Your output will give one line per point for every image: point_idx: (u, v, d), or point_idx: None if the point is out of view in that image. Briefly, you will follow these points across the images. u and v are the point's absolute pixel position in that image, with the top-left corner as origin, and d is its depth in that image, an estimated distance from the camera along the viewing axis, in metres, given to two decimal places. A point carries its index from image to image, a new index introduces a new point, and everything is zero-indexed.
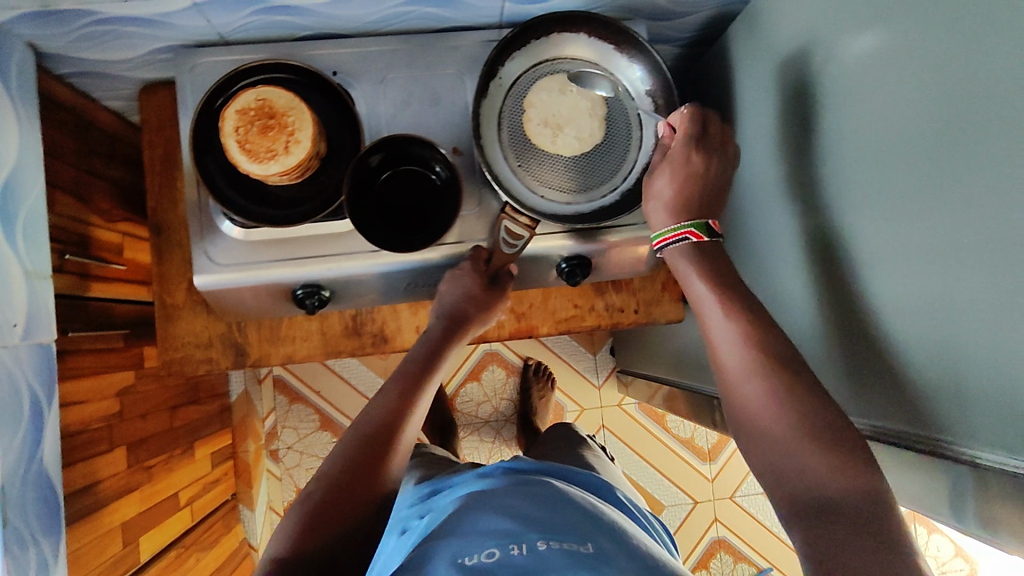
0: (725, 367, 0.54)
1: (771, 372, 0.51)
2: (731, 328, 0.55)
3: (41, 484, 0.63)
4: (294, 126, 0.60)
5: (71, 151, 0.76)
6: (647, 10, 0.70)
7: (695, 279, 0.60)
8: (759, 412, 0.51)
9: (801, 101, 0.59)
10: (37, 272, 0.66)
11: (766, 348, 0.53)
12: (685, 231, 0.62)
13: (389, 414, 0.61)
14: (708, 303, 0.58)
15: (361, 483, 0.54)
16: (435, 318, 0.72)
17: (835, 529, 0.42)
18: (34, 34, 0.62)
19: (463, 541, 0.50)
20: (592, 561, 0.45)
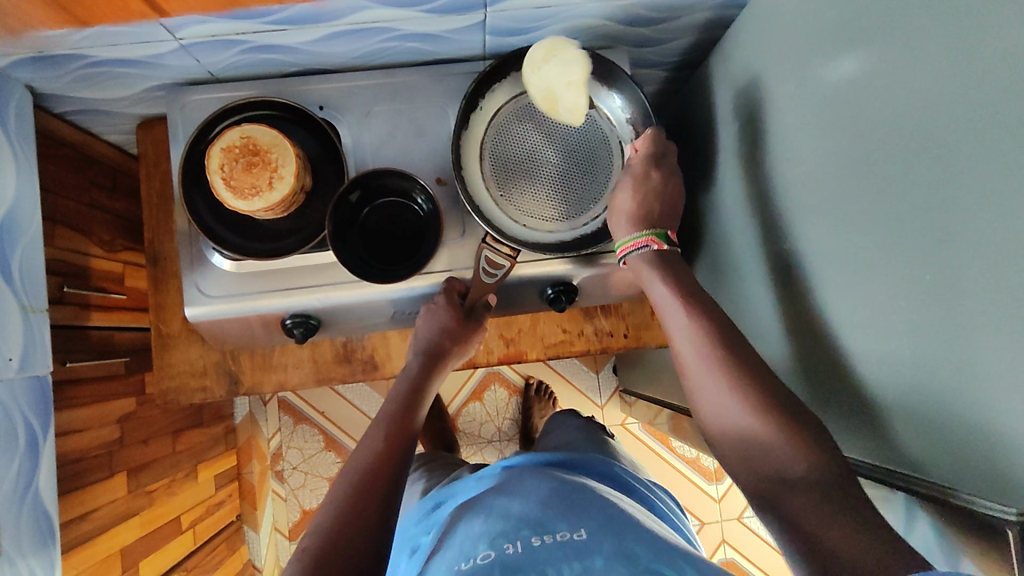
0: (689, 368, 0.57)
1: (726, 369, 0.54)
2: (689, 332, 0.57)
3: (35, 513, 0.64)
4: (277, 162, 0.62)
5: (72, 185, 0.78)
6: (628, 38, 0.71)
7: (655, 283, 0.62)
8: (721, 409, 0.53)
9: (779, 129, 0.59)
10: (34, 305, 0.68)
11: (727, 349, 0.55)
12: (645, 238, 0.64)
13: (381, 454, 0.60)
14: (670, 309, 0.60)
15: (365, 524, 0.52)
16: (413, 355, 0.71)
17: (802, 512, 0.44)
18: (32, 77, 0.65)
19: (458, 550, 0.51)
20: (584, 552, 0.46)
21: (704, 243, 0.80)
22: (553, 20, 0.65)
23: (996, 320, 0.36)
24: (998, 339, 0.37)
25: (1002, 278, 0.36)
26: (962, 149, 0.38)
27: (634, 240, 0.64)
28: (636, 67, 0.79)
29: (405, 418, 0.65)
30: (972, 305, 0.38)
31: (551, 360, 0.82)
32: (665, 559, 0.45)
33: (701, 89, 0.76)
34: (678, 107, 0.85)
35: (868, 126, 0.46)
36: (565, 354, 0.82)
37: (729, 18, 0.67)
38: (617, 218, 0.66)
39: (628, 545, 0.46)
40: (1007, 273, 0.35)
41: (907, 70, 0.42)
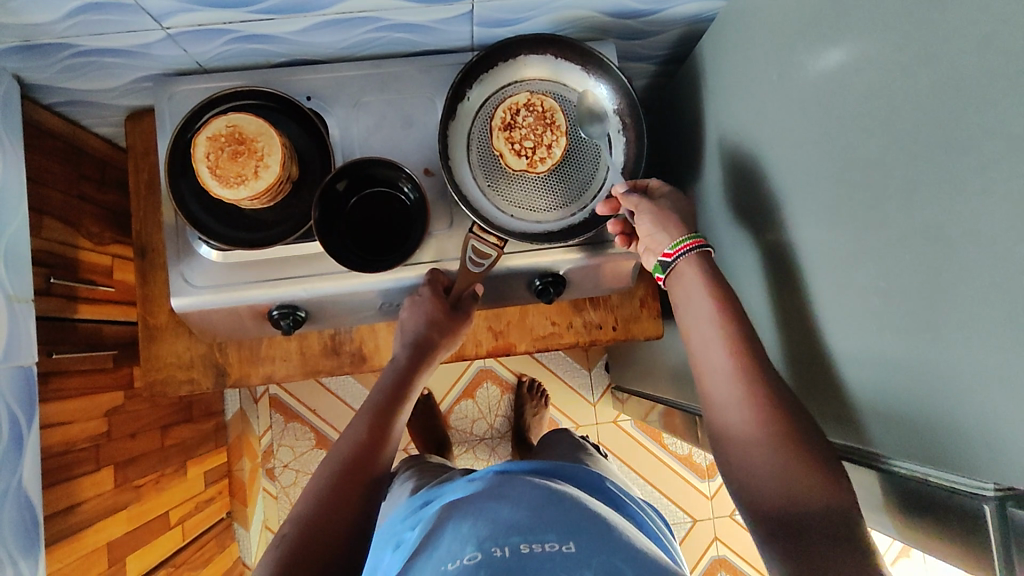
0: (714, 391, 0.55)
1: (763, 404, 0.51)
2: (722, 355, 0.55)
3: (19, 504, 0.64)
4: (263, 151, 0.62)
5: (60, 177, 0.78)
6: (616, 30, 0.71)
7: (701, 296, 0.58)
8: (745, 430, 0.51)
9: (764, 118, 0.59)
10: (19, 296, 0.67)
11: (755, 378, 0.53)
12: (691, 242, 0.61)
13: (360, 447, 0.59)
14: (704, 323, 0.57)
15: (336, 523, 0.53)
16: (400, 347, 0.71)
17: (814, 549, 0.44)
18: (19, 66, 0.64)
19: (443, 551, 0.50)
20: (573, 566, 0.45)
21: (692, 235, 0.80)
22: (541, 11, 0.65)
23: (975, 299, 0.36)
24: (979, 320, 0.37)
25: (980, 258, 0.36)
26: (942, 131, 0.38)
27: (684, 242, 0.61)
28: (625, 60, 0.79)
29: (388, 412, 0.64)
30: (953, 286, 0.38)
31: (540, 353, 0.82)
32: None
33: (689, 81, 0.76)
34: (666, 100, 0.85)
35: (850, 111, 0.47)
36: (553, 347, 0.82)
37: (715, 9, 0.68)
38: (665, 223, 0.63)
39: (617, 564, 0.45)
40: (987, 252, 0.35)
41: (888, 53, 0.42)
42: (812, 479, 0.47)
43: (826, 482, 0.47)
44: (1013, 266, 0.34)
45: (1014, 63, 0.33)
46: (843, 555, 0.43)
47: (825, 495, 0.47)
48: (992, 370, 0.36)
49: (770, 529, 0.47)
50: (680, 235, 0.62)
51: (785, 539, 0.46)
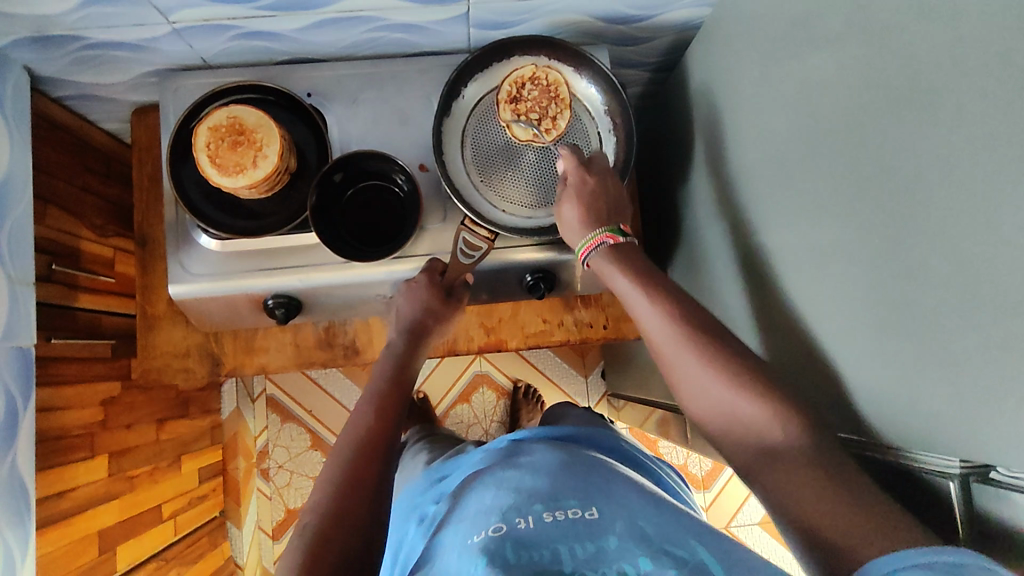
0: (656, 341, 0.55)
1: (699, 342, 0.53)
2: (655, 307, 0.56)
3: (12, 482, 0.65)
4: (262, 142, 0.64)
5: (66, 168, 0.80)
6: (608, 35, 0.73)
7: (616, 275, 0.60)
8: (697, 394, 0.52)
9: (747, 118, 0.60)
10: (21, 279, 0.69)
11: (689, 319, 0.54)
12: (600, 238, 0.61)
13: (375, 428, 0.60)
14: (633, 298, 0.58)
15: (365, 500, 0.54)
16: (394, 333, 0.71)
17: (789, 482, 0.44)
18: (30, 58, 0.67)
19: (468, 519, 0.50)
20: (597, 530, 0.46)
21: (682, 237, 0.82)
22: (534, 13, 0.68)
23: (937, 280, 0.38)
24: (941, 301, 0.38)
25: (940, 241, 0.37)
26: (906, 119, 0.39)
27: (588, 244, 0.62)
28: (618, 65, 0.81)
29: (396, 393, 0.66)
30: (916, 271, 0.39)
31: (530, 349, 0.83)
32: (679, 537, 0.45)
33: (680, 86, 0.78)
34: (659, 106, 0.87)
35: (825, 106, 0.48)
36: (544, 344, 0.83)
37: (704, 15, 0.70)
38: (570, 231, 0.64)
39: (640, 524, 0.47)
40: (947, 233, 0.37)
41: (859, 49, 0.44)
42: (760, 412, 0.48)
43: (774, 415, 0.47)
44: (970, 245, 0.35)
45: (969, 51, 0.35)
46: (823, 490, 0.42)
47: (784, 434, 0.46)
48: (956, 349, 0.37)
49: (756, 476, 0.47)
50: (585, 235, 0.63)
51: (768, 483, 0.45)
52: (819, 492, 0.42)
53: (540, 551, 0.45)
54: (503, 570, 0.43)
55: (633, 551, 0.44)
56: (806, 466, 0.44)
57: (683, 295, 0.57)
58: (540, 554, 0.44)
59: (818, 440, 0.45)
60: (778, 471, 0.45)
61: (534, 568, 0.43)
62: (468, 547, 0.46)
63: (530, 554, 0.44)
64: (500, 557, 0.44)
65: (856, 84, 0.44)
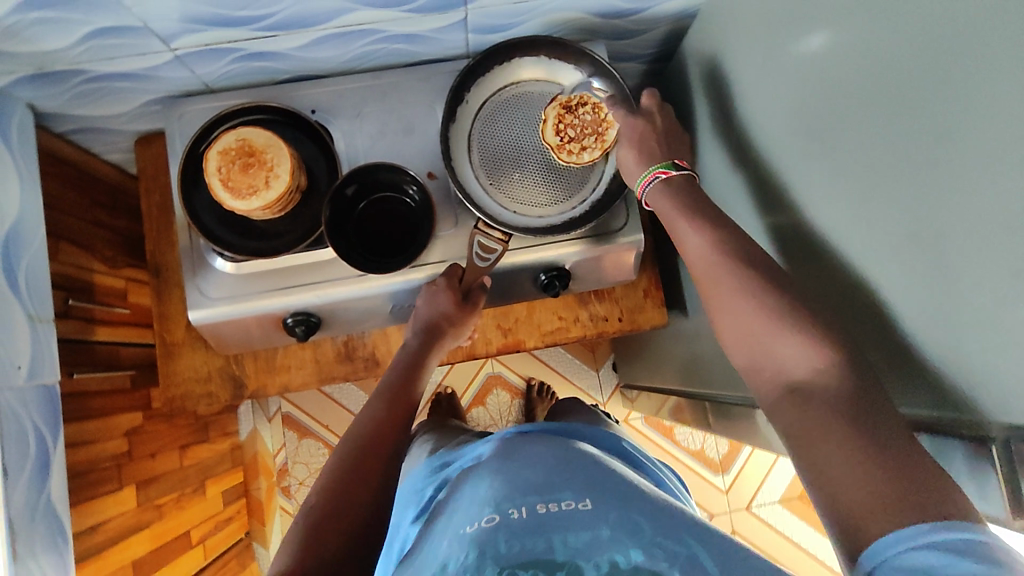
0: (697, 272, 0.54)
1: (739, 275, 0.50)
2: (698, 238, 0.54)
3: (50, 519, 0.65)
4: (272, 162, 0.64)
5: (74, 203, 0.80)
6: (605, 30, 0.74)
7: (667, 210, 0.57)
8: (740, 322, 0.49)
9: (752, 102, 0.61)
10: (41, 316, 0.69)
11: (736, 255, 0.51)
12: (653, 173, 0.60)
13: (375, 426, 0.61)
14: (682, 228, 0.55)
15: (354, 498, 0.54)
16: (411, 333, 0.73)
17: (811, 421, 0.42)
18: (33, 95, 0.67)
19: (466, 511, 0.51)
20: (591, 519, 0.46)
21: None
22: (532, 14, 0.68)
23: None
24: None
25: None
26: None
27: (642, 180, 0.62)
28: (615, 60, 0.81)
29: (402, 391, 0.67)
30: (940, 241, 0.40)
31: (548, 347, 0.84)
32: (672, 531, 0.45)
33: (679, 75, 0.78)
34: (658, 96, 0.87)
35: None
36: (561, 341, 0.83)
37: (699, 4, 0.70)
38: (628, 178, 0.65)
39: (634, 516, 0.47)
40: None
41: None
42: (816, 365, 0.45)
43: (819, 358, 0.45)
44: None
45: None
46: (853, 441, 0.39)
47: (835, 379, 0.43)
48: None
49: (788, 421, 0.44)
50: (642, 171, 0.62)
51: (799, 430, 0.43)
52: (855, 446, 0.39)
53: (537, 541, 0.45)
54: (498, 563, 0.44)
55: (626, 543, 0.44)
56: (850, 418, 0.41)
57: (739, 230, 0.54)
58: (536, 544, 0.45)
59: (859, 388, 0.43)
60: (815, 420, 0.42)
61: (529, 556, 0.44)
62: (463, 537, 0.47)
63: (525, 544, 0.45)
64: (496, 547, 0.45)
65: (852, 64, 0.44)
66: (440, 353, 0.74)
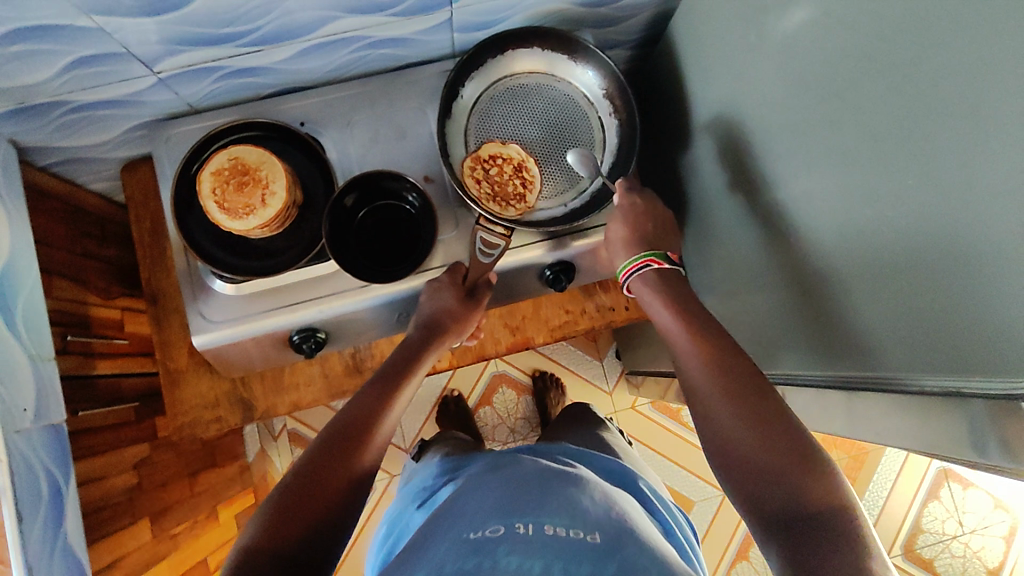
0: (695, 385, 0.56)
1: (736, 399, 0.52)
2: (696, 352, 0.57)
3: (68, 560, 0.64)
4: (267, 179, 0.63)
5: (64, 237, 0.79)
6: (591, 20, 0.74)
7: (660, 307, 0.61)
8: (732, 436, 0.51)
9: (746, 80, 0.61)
10: (41, 355, 0.68)
11: (730, 376, 0.54)
12: (643, 260, 0.64)
13: (364, 416, 0.61)
14: (673, 332, 0.59)
15: (336, 477, 0.55)
16: (412, 329, 0.70)
17: (821, 546, 0.43)
18: (15, 130, 0.65)
19: (466, 520, 0.52)
20: (597, 557, 0.46)
21: (689, 208, 0.82)
22: (518, 9, 0.68)
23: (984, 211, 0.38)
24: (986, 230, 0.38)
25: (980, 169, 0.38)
26: (923, 57, 0.40)
27: (633, 263, 0.65)
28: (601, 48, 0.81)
29: (398, 386, 0.65)
30: (951, 205, 0.40)
31: (558, 342, 0.83)
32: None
33: (667, 59, 0.78)
34: (646, 82, 0.87)
35: (832, 57, 0.49)
36: (570, 334, 0.83)
37: None
38: (615, 249, 0.67)
39: (639, 560, 0.46)
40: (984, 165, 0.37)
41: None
42: (807, 475, 0.47)
43: (822, 482, 0.47)
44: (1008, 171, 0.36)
45: None
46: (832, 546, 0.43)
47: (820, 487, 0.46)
48: None
49: (770, 525, 0.47)
50: (631, 256, 0.65)
51: (792, 540, 0.45)
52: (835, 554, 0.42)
53: (533, 560, 0.45)
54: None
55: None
56: (834, 530, 0.44)
57: (730, 348, 0.56)
58: (531, 564, 0.45)
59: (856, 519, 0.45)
60: (810, 538, 0.44)
61: (518, 572, 0.44)
62: (461, 543, 0.48)
63: (518, 563, 0.45)
64: (489, 558, 0.46)
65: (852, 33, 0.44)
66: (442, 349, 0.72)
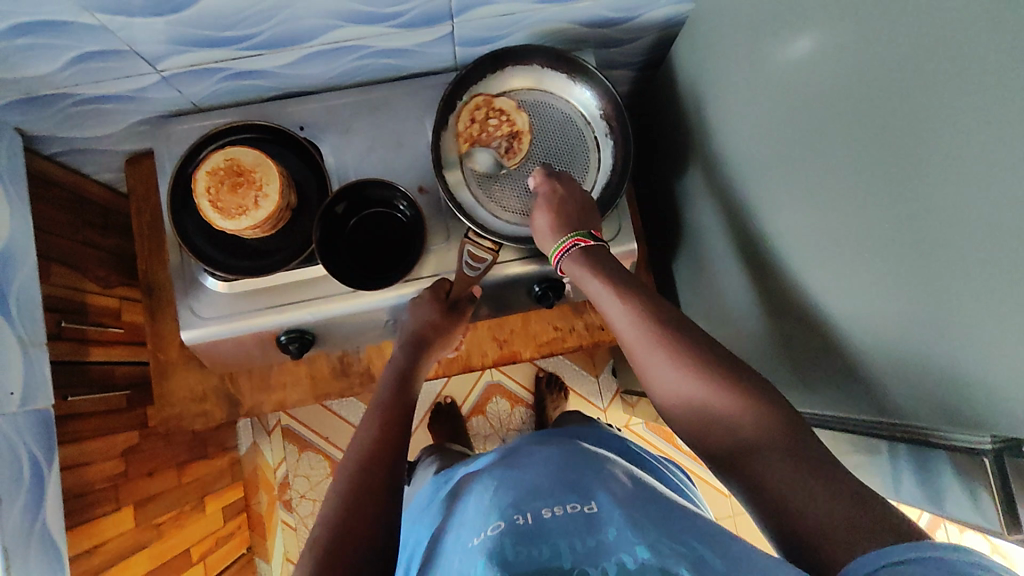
0: (630, 345, 0.56)
1: (667, 346, 0.52)
2: (627, 312, 0.56)
3: (46, 543, 0.65)
4: (261, 181, 0.64)
5: (65, 225, 0.80)
6: (593, 40, 0.74)
7: (591, 278, 0.60)
8: (678, 387, 0.51)
9: (743, 110, 0.61)
10: (33, 340, 0.70)
11: (660, 326, 0.54)
12: (571, 241, 0.63)
13: (379, 437, 0.57)
14: (605, 298, 0.58)
15: (370, 501, 0.51)
16: (399, 346, 0.69)
17: (790, 492, 0.41)
18: (21, 119, 0.67)
19: (468, 529, 0.50)
20: (595, 525, 0.46)
21: (685, 232, 0.82)
22: (520, 26, 0.68)
23: (961, 258, 0.38)
24: (965, 278, 0.38)
25: (959, 216, 0.37)
26: (910, 100, 0.40)
27: (563, 245, 0.63)
28: (604, 68, 0.81)
29: (397, 403, 0.63)
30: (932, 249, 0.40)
31: (545, 358, 0.83)
32: (675, 529, 0.44)
33: (668, 82, 0.78)
34: (648, 103, 0.87)
35: (823, 94, 0.49)
36: (558, 351, 0.83)
37: (687, 11, 0.70)
38: (542, 240, 0.65)
39: (633, 514, 0.47)
40: (966, 213, 0.37)
41: (856, 36, 0.44)
42: (753, 414, 0.46)
43: (759, 413, 0.46)
44: (990, 220, 0.35)
45: (971, 30, 0.35)
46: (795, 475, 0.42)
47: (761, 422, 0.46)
48: (980, 322, 0.37)
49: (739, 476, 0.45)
50: (559, 237, 0.63)
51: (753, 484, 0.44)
52: (812, 483, 0.41)
53: (540, 547, 0.44)
54: (503, 569, 0.42)
55: (631, 542, 0.43)
56: (780, 454, 0.43)
57: (659, 302, 0.57)
58: (541, 550, 0.44)
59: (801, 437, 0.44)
60: (766, 472, 0.43)
61: (534, 563, 0.43)
62: (469, 550, 0.46)
63: (530, 552, 0.44)
64: (501, 554, 0.44)
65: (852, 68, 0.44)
66: (432, 363, 0.71)
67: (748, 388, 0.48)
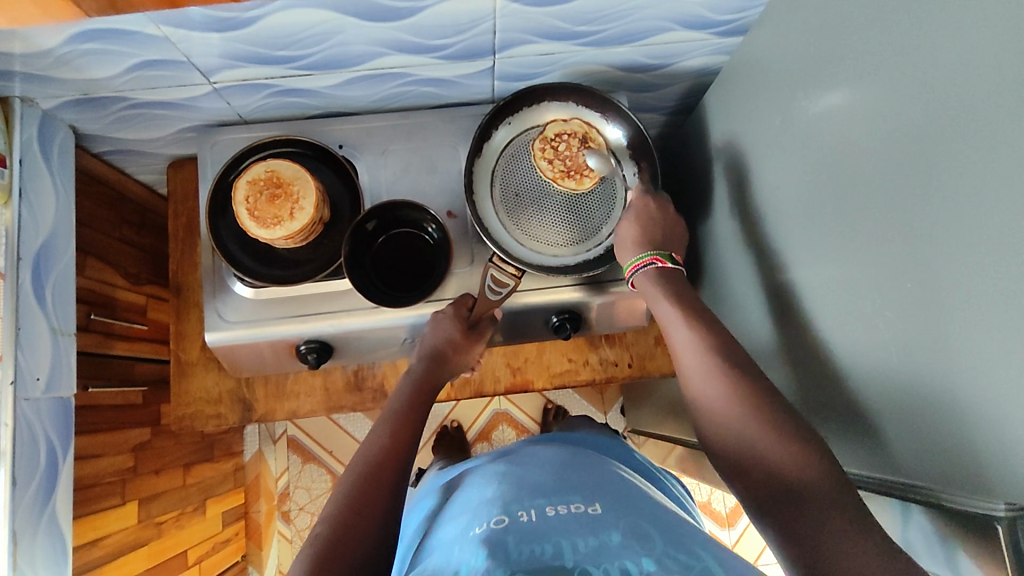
0: (689, 374, 0.56)
1: (728, 374, 0.53)
2: (694, 341, 0.57)
3: (52, 529, 0.67)
4: (298, 194, 0.66)
5: (104, 220, 0.83)
6: (628, 83, 0.76)
7: (661, 300, 0.62)
8: (725, 413, 0.51)
9: (771, 160, 0.63)
10: (63, 330, 0.72)
11: (722, 354, 0.55)
12: (649, 258, 0.65)
13: (394, 446, 0.57)
14: (672, 324, 0.59)
15: (378, 503, 0.52)
16: (415, 360, 0.70)
17: (828, 531, 0.41)
18: (76, 118, 0.70)
19: (467, 518, 0.51)
20: (599, 526, 0.46)
21: (705, 277, 0.83)
22: (559, 64, 0.71)
23: (976, 325, 0.39)
24: (976, 343, 0.39)
25: (977, 283, 0.38)
26: (934, 165, 0.41)
27: (637, 261, 0.65)
28: (636, 110, 0.84)
29: (412, 417, 0.62)
30: (955, 310, 0.41)
31: (557, 388, 0.84)
32: (682, 542, 0.44)
33: (698, 128, 0.80)
34: (676, 146, 0.89)
35: (849, 152, 0.50)
36: (570, 383, 0.84)
37: (721, 61, 0.73)
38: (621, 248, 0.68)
39: (639, 523, 0.47)
40: (983, 274, 0.38)
41: (884, 97, 0.46)
42: (798, 454, 0.46)
43: (804, 450, 0.46)
44: (1004, 287, 0.36)
45: (993, 107, 0.37)
46: (841, 519, 0.42)
47: (814, 464, 0.46)
48: (990, 387, 0.38)
49: (772, 504, 0.46)
50: (637, 253, 0.66)
51: (786, 514, 0.44)
52: (848, 536, 0.40)
53: (543, 545, 0.44)
54: (503, 565, 0.42)
55: (635, 553, 0.43)
56: (817, 500, 0.44)
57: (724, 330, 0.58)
58: (543, 549, 0.44)
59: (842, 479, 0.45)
60: (805, 507, 0.44)
61: (536, 561, 0.43)
62: (471, 538, 0.46)
63: (533, 550, 0.44)
64: (501, 551, 0.44)
65: (888, 131, 0.45)
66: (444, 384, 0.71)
67: (804, 436, 0.47)
